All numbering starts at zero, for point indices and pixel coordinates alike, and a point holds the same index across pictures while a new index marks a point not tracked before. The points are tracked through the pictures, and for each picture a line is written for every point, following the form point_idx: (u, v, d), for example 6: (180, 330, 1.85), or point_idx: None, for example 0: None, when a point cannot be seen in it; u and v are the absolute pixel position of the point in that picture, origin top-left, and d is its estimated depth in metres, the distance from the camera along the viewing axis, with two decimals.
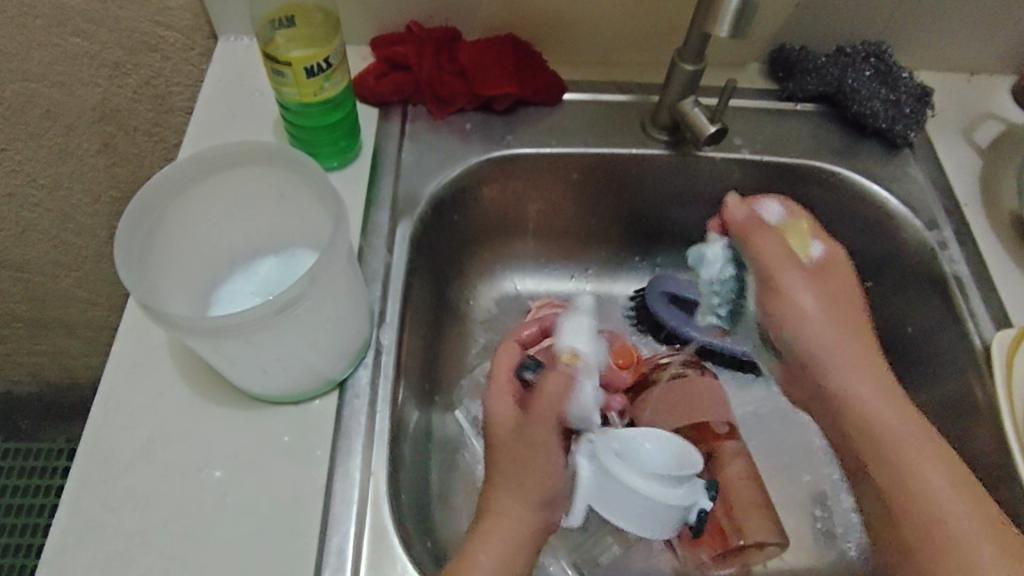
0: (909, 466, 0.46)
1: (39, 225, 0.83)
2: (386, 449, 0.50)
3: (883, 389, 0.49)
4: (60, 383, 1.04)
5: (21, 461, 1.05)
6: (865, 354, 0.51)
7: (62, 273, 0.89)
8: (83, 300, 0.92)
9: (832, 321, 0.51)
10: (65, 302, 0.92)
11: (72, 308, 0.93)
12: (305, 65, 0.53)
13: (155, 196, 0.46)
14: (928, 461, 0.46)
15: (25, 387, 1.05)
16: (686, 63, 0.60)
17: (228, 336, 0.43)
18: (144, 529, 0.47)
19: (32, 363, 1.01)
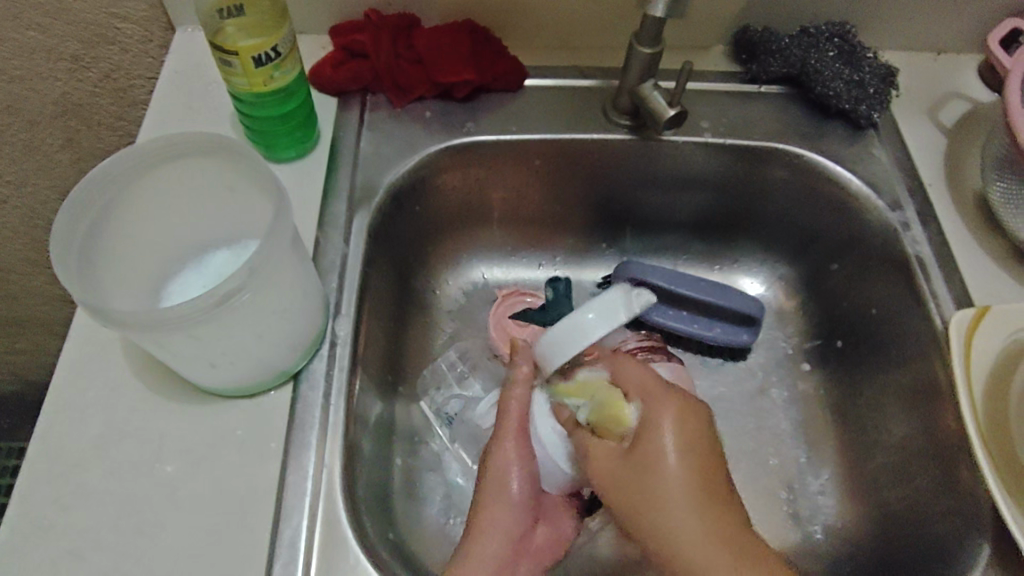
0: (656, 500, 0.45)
1: (9, 222, 0.83)
2: (341, 441, 0.50)
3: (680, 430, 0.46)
4: (40, 381, 1.04)
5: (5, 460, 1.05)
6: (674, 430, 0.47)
7: (36, 270, 0.88)
8: (58, 297, 0.92)
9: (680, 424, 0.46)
10: (39, 299, 0.92)
11: (47, 305, 0.93)
12: (252, 54, 0.52)
13: (97, 187, 0.46)
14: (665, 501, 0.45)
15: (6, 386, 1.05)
16: (643, 46, 0.59)
17: (170, 330, 0.42)
18: (95, 526, 0.46)
19: (11, 361, 1.00)
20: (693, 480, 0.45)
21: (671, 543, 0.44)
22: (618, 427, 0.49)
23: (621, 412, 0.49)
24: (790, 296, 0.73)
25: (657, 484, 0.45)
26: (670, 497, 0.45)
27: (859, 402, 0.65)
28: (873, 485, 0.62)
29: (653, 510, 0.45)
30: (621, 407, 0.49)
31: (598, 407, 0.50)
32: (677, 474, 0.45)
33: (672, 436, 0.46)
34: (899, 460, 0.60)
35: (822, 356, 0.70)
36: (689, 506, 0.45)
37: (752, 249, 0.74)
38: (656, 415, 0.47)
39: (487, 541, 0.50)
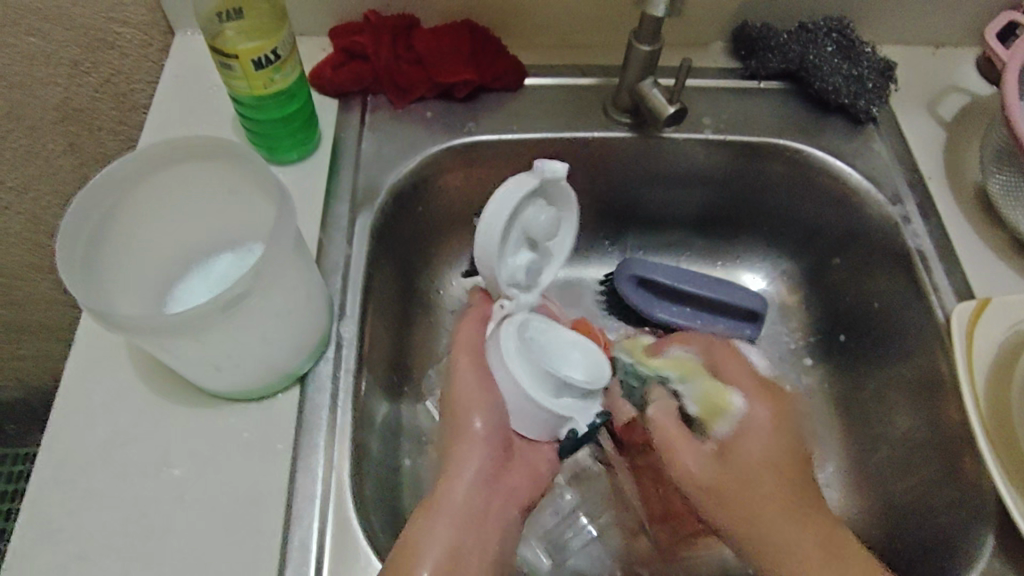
0: (754, 515, 0.46)
1: (11, 228, 0.83)
2: (348, 441, 0.50)
3: (788, 471, 0.48)
4: (44, 387, 1.04)
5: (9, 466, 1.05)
6: (800, 482, 0.48)
7: (38, 276, 0.89)
8: (60, 302, 0.92)
9: (776, 435, 0.49)
10: (42, 305, 0.92)
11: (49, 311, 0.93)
12: (253, 57, 0.53)
13: (102, 194, 0.46)
14: (776, 508, 0.46)
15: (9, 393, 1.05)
16: (643, 43, 0.59)
17: (178, 333, 0.42)
18: (105, 530, 0.47)
19: (14, 365, 1.00)
20: (781, 445, 0.48)
21: (753, 507, 0.47)
22: (723, 415, 0.50)
23: (724, 399, 0.50)
24: (792, 290, 0.73)
25: (751, 457, 0.47)
26: (755, 454, 0.48)
27: (862, 395, 0.66)
28: (878, 478, 0.62)
29: (729, 488, 0.47)
30: (724, 393, 0.51)
31: (704, 394, 0.51)
32: (760, 441, 0.48)
33: (767, 430, 0.49)
34: (903, 452, 0.60)
35: (825, 351, 0.70)
36: (771, 459, 0.47)
37: (754, 244, 0.74)
38: (755, 412, 0.49)
39: (454, 487, 0.50)
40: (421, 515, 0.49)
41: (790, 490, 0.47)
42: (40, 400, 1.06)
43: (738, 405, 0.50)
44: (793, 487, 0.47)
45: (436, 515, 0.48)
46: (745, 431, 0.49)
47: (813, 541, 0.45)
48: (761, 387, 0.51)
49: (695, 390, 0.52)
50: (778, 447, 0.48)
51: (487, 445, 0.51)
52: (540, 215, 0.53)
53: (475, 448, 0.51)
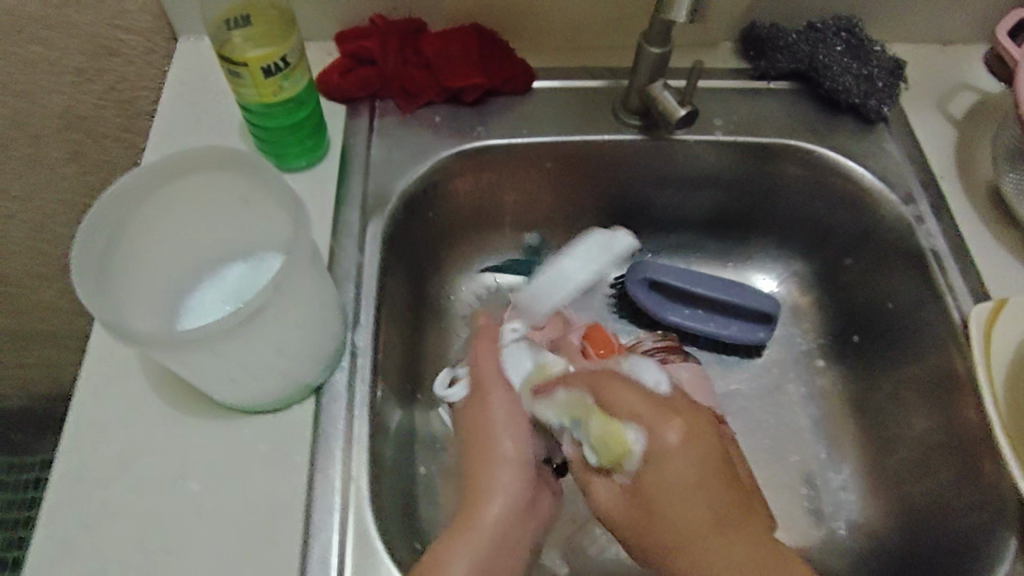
0: (652, 513, 0.46)
1: (14, 237, 0.82)
2: (366, 452, 0.50)
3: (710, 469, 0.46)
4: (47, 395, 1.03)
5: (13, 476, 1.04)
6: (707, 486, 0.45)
7: (41, 284, 0.88)
8: (63, 311, 0.91)
9: (691, 456, 0.45)
10: (44, 314, 0.92)
11: (52, 319, 0.92)
12: (261, 65, 0.52)
13: (115, 207, 0.45)
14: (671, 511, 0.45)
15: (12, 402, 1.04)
16: (652, 46, 0.59)
17: (195, 348, 0.42)
18: (123, 546, 0.46)
19: (19, 373, 1.00)
20: (708, 466, 0.46)
21: (676, 529, 0.45)
22: (624, 455, 0.46)
23: (621, 440, 0.46)
24: (803, 291, 0.73)
25: (670, 497, 0.45)
26: (678, 495, 0.45)
27: (877, 396, 0.66)
28: (894, 479, 0.62)
29: (658, 509, 0.45)
30: (621, 431, 0.47)
31: (598, 435, 0.47)
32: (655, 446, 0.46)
33: (683, 455, 0.45)
34: (920, 453, 0.60)
35: (838, 351, 0.70)
36: (703, 484, 0.45)
37: (765, 245, 0.74)
38: (661, 431, 0.46)
39: (484, 511, 0.51)
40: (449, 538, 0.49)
41: (693, 504, 0.45)
42: (45, 407, 1.05)
43: (637, 444, 0.46)
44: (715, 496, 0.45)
45: (467, 535, 0.49)
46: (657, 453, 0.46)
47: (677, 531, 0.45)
48: (701, 424, 0.47)
49: (589, 434, 0.48)
50: (702, 502, 0.45)
51: (520, 472, 0.53)
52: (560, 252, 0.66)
53: (507, 467, 0.53)
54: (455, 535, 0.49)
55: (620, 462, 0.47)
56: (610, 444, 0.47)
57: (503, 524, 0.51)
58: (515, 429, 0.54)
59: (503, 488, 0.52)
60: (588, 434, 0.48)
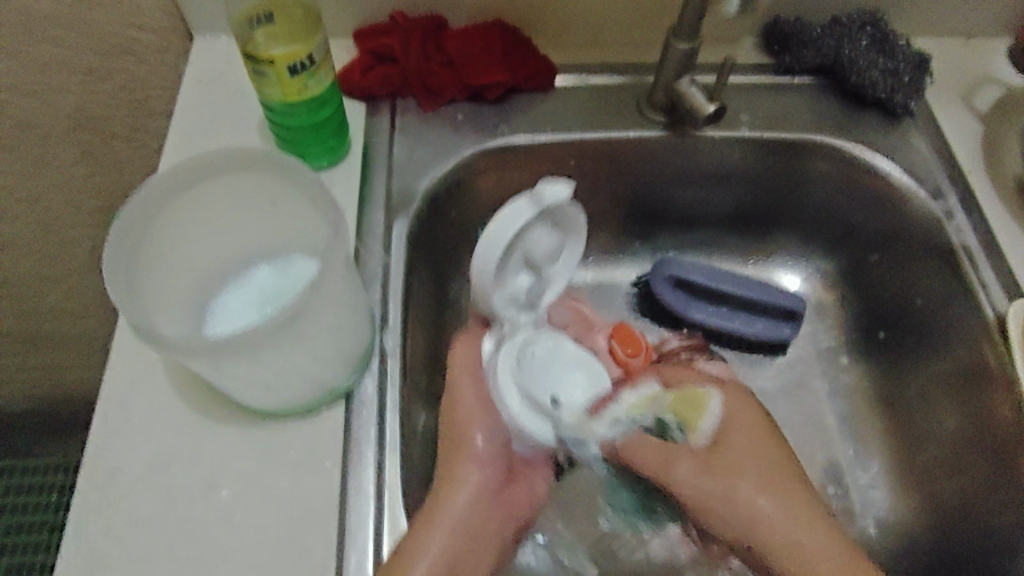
0: (728, 486, 0.49)
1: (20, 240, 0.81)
2: (399, 456, 0.49)
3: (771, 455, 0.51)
4: (50, 399, 1.02)
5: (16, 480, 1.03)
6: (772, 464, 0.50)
7: (47, 288, 0.87)
8: (69, 314, 0.90)
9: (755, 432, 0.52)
10: (50, 317, 0.90)
11: (58, 322, 0.91)
12: (286, 64, 0.51)
13: (142, 209, 0.44)
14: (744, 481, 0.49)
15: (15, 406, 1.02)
16: (680, 41, 0.58)
17: (231, 353, 0.41)
18: (154, 556, 0.45)
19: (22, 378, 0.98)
20: (768, 449, 0.51)
21: (774, 534, 0.48)
22: (703, 411, 0.52)
23: (703, 397, 0.53)
24: (828, 288, 0.72)
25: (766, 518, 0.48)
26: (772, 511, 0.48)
27: (906, 394, 0.65)
28: (924, 477, 0.61)
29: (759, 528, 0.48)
30: (698, 393, 0.53)
31: (681, 400, 0.52)
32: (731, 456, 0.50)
33: (748, 430, 0.52)
34: (952, 451, 0.60)
35: (864, 348, 0.70)
36: (766, 461, 0.50)
37: (788, 242, 0.73)
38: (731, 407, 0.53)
39: (454, 499, 0.47)
40: (419, 525, 0.45)
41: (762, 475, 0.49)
42: (48, 411, 1.04)
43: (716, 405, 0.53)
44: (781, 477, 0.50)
45: (433, 525, 0.45)
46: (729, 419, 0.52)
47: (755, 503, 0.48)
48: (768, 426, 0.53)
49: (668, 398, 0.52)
50: (793, 515, 0.48)
51: (491, 464, 0.49)
52: (544, 241, 0.47)
53: (481, 460, 0.48)
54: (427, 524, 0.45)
55: (696, 419, 0.52)
56: (694, 400, 0.52)
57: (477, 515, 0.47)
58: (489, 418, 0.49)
59: (472, 477, 0.48)
60: (664, 403, 0.51)
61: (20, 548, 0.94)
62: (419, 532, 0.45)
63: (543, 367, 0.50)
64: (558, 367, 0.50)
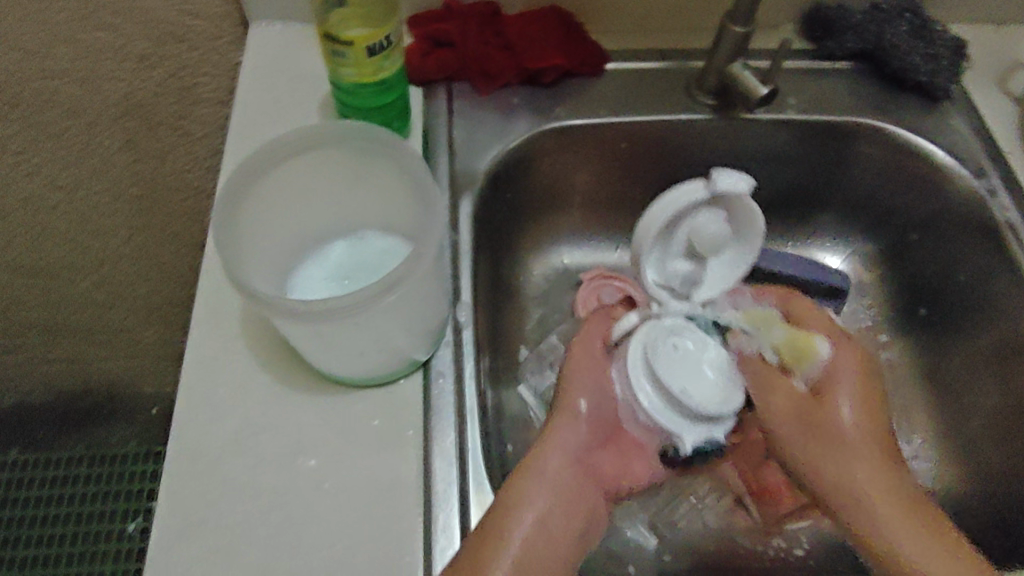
0: (815, 436, 0.49)
1: (56, 228, 0.82)
2: (478, 424, 0.51)
3: (871, 427, 0.49)
4: (72, 391, 1.02)
5: (39, 471, 1.02)
6: (870, 432, 0.49)
7: (80, 277, 0.88)
8: (99, 304, 0.91)
9: (863, 413, 0.49)
10: (81, 306, 0.91)
11: (88, 312, 0.92)
12: (366, 45, 0.53)
13: (241, 182, 0.46)
14: (835, 440, 0.48)
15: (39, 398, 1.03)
16: (736, 25, 0.60)
17: (334, 317, 0.43)
18: (248, 520, 0.47)
19: (48, 369, 0.99)
20: (872, 427, 0.49)
21: (848, 490, 0.47)
22: (808, 360, 0.51)
23: (811, 344, 0.51)
24: (869, 267, 0.74)
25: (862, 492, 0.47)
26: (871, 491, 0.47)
27: (949, 368, 0.67)
28: (969, 447, 0.64)
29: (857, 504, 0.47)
30: (810, 339, 0.52)
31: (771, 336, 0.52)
32: (810, 434, 0.49)
33: (853, 393, 0.50)
34: (999, 421, 0.62)
35: (904, 325, 0.71)
36: (865, 435, 0.48)
37: (827, 223, 0.75)
38: (841, 369, 0.51)
39: (546, 458, 0.49)
40: (517, 477, 0.48)
41: (862, 445, 0.48)
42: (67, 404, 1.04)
43: (824, 345, 0.51)
44: (882, 454, 0.48)
45: (530, 476, 0.48)
46: (833, 374, 0.50)
47: (835, 462, 0.48)
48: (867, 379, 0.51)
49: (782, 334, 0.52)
50: (874, 476, 0.47)
51: (588, 421, 0.50)
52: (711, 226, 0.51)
53: (582, 421, 0.50)
54: (517, 495, 0.47)
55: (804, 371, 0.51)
56: (802, 345, 0.51)
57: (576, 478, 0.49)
58: (593, 379, 0.51)
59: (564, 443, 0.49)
60: (774, 340, 0.52)
61: (48, 541, 0.97)
62: (516, 486, 0.47)
63: (682, 362, 0.48)
64: (698, 366, 0.48)
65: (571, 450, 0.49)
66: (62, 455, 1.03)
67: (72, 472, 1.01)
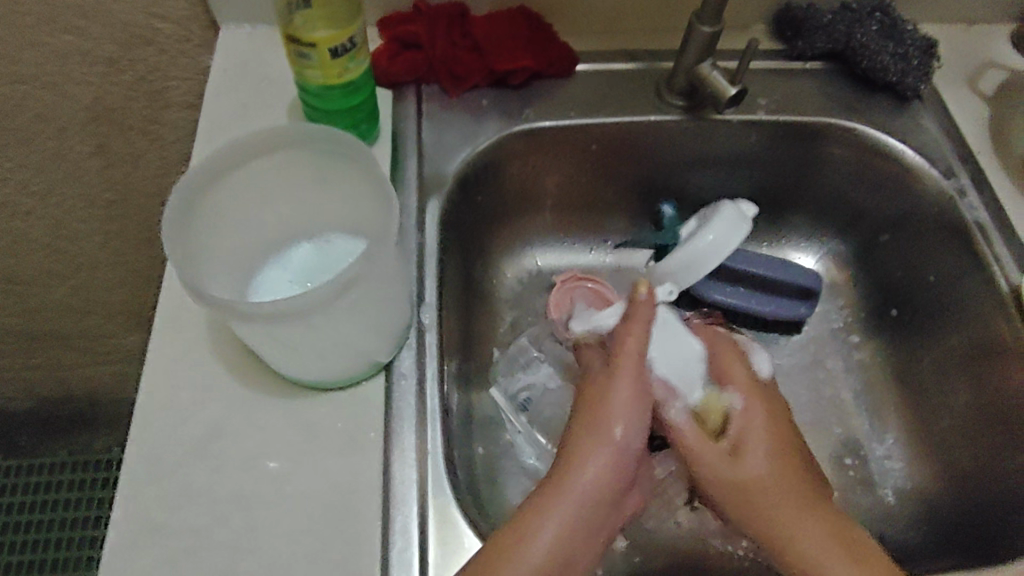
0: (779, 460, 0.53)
1: (31, 235, 0.82)
2: (441, 427, 0.51)
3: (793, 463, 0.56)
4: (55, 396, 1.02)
5: (24, 478, 1.06)
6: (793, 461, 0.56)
7: (55, 283, 0.87)
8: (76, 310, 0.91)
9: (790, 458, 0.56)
10: (56, 313, 0.91)
11: (65, 318, 0.91)
12: (329, 46, 0.52)
13: (195, 185, 0.45)
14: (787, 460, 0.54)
15: (19, 405, 1.02)
16: (704, 25, 0.60)
17: (289, 321, 0.42)
18: (205, 525, 0.46)
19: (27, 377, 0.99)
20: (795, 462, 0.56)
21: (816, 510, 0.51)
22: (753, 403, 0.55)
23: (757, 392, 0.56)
24: (840, 268, 0.75)
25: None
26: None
27: (920, 369, 0.67)
28: (940, 447, 0.64)
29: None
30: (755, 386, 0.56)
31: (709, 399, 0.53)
32: (781, 504, 0.48)
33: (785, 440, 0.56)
34: (968, 420, 0.62)
35: (875, 326, 0.72)
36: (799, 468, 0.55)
37: (800, 224, 0.75)
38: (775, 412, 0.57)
39: (576, 485, 0.46)
40: (541, 504, 0.46)
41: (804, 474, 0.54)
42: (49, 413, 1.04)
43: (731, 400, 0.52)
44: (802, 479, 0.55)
45: (556, 506, 0.45)
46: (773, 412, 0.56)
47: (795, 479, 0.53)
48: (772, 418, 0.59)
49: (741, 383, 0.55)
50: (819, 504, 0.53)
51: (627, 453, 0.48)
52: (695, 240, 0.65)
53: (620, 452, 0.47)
54: (547, 503, 0.46)
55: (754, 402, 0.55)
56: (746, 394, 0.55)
57: (608, 500, 0.47)
58: (630, 411, 0.49)
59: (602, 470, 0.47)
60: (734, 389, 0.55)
61: (31, 546, 1.00)
62: (540, 511, 0.45)
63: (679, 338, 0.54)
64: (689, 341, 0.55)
65: (605, 480, 0.47)
66: (46, 460, 1.07)
67: (57, 479, 1.05)
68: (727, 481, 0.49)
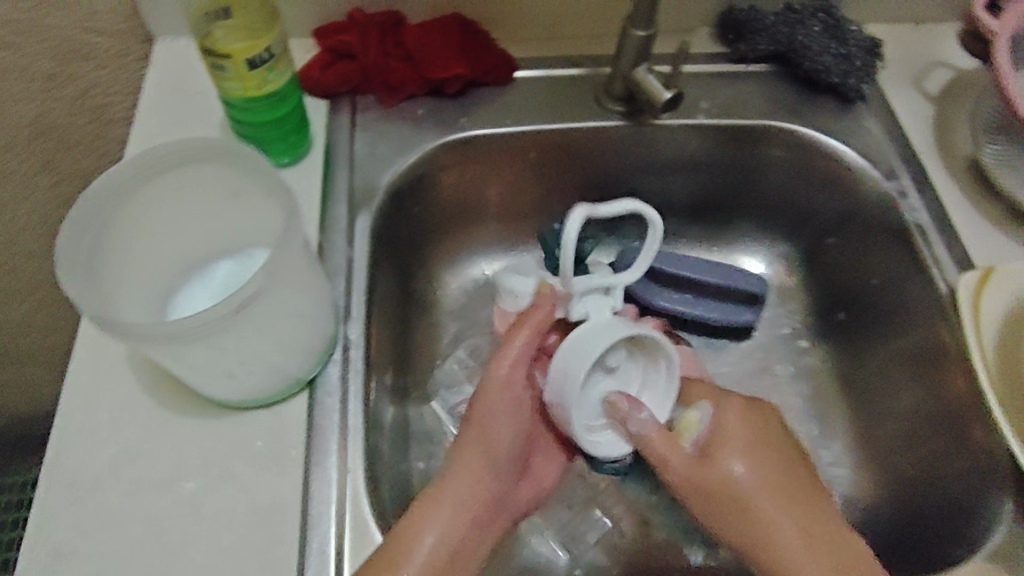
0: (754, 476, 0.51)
1: None
2: (362, 444, 0.49)
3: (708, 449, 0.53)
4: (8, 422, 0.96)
5: None
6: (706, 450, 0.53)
7: None
8: None
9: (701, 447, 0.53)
10: None
11: None
12: (245, 57, 0.51)
13: (100, 203, 0.45)
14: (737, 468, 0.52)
15: None
16: (637, 29, 0.59)
17: (187, 340, 0.41)
18: (118, 550, 0.45)
19: None
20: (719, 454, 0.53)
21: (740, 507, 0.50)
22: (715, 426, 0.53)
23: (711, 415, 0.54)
24: (789, 272, 0.74)
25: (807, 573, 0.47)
26: None
27: (867, 373, 0.66)
28: (886, 453, 0.62)
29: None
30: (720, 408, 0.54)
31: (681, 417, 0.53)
32: (761, 505, 0.49)
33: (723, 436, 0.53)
34: (913, 425, 0.60)
35: (824, 330, 0.71)
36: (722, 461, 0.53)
37: (749, 229, 0.74)
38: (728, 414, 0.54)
39: (459, 484, 0.49)
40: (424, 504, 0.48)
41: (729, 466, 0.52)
42: None
43: (700, 412, 0.53)
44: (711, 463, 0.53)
45: (433, 504, 0.48)
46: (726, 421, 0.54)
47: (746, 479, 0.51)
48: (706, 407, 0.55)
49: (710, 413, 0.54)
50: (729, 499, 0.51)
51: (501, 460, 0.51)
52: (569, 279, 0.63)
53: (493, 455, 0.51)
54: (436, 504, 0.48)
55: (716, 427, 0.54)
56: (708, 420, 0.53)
57: (481, 503, 0.49)
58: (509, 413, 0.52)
59: (477, 477, 0.50)
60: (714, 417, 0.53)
61: None
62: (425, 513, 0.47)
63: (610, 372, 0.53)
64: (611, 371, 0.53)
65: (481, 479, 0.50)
66: None
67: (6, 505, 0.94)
68: (703, 489, 0.50)
